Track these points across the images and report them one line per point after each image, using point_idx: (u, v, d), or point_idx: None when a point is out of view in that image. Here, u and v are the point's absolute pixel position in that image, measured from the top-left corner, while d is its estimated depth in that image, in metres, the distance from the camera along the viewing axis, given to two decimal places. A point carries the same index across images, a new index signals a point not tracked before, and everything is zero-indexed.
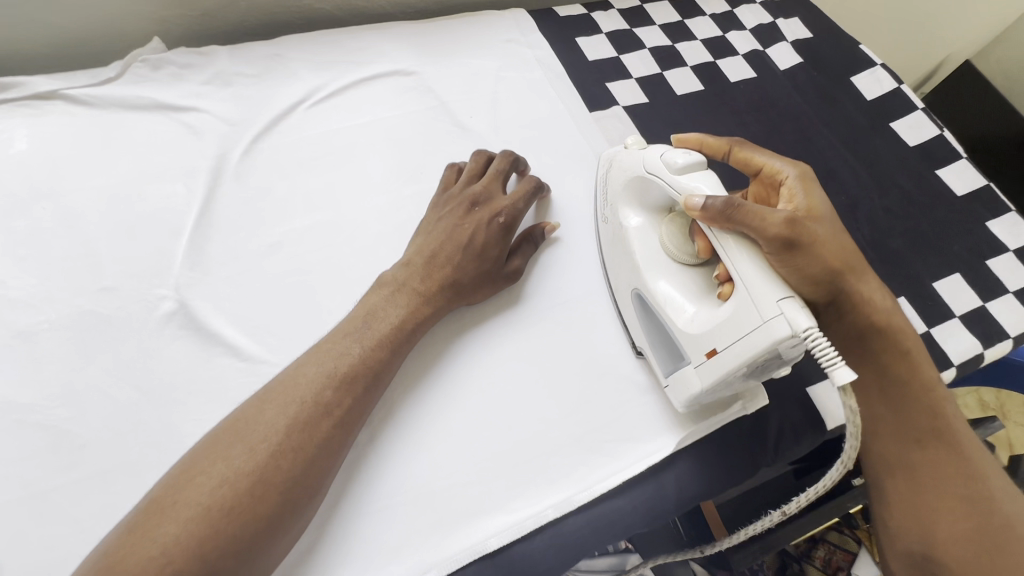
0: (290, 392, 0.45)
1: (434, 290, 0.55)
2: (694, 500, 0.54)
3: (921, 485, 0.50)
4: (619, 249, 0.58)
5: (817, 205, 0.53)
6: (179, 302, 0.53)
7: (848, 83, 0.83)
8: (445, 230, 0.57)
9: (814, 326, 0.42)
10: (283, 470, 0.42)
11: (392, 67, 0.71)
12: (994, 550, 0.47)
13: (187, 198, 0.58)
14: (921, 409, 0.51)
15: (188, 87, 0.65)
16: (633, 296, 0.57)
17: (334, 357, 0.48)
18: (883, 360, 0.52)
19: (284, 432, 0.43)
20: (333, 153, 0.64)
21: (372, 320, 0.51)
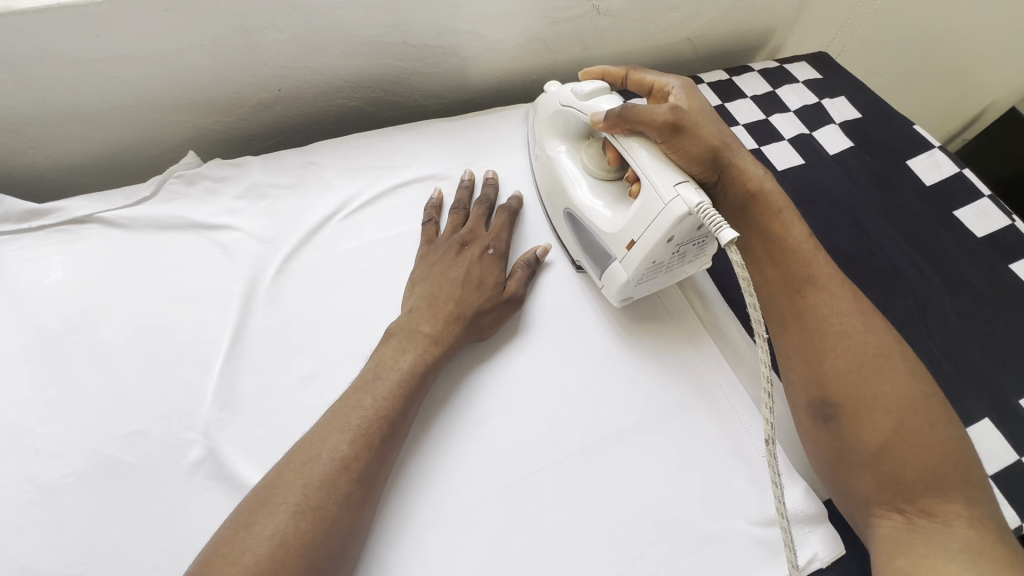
0: (310, 451, 0.45)
1: (438, 315, 0.56)
2: None
3: (809, 330, 0.54)
4: (549, 175, 0.67)
5: (697, 103, 0.64)
6: (208, 449, 0.50)
7: (905, 168, 0.78)
8: (440, 276, 0.59)
9: (705, 201, 0.49)
10: (314, 539, 0.42)
11: (425, 171, 0.70)
12: (872, 383, 0.50)
13: (219, 326, 0.56)
14: (795, 258, 0.58)
15: (222, 202, 0.64)
16: (565, 215, 0.65)
17: (349, 410, 0.49)
18: (765, 222, 0.60)
19: (311, 491, 0.43)
20: (366, 268, 0.62)
21: (383, 368, 0.52)
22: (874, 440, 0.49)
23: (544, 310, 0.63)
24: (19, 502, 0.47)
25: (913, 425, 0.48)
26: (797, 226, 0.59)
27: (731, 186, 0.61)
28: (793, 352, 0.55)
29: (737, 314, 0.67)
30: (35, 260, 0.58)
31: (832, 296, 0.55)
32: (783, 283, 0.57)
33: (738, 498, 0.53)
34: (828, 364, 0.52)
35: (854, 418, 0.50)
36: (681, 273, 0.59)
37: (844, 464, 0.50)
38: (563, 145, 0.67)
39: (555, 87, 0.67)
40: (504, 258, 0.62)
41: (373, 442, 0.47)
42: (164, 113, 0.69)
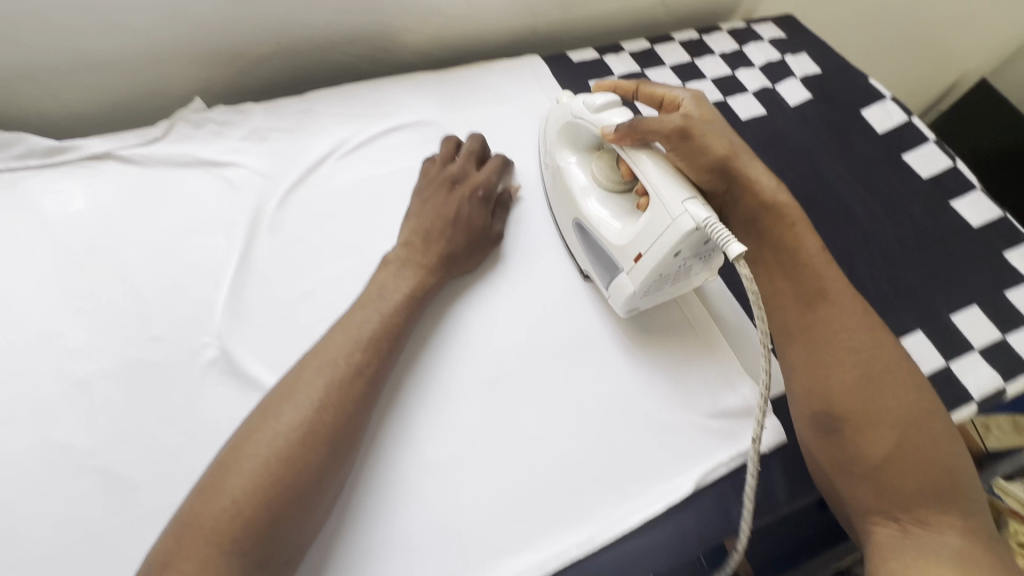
0: (325, 356, 0.51)
1: (431, 248, 0.62)
2: (716, 540, 0.54)
3: (818, 344, 0.55)
4: (560, 188, 0.68)
5: (709, 115, 0.62)
6: (221, 350, 0.57)
7: (859, 117, 0.84)
8: (432, 213, 0.64)
9: (713, 217, 0.50)
10: (338, 425, 0.48)
11: (413, 118, 0.75)
12: (877, 399, 0.52)
13: (227, 249, 0.62)
14: (805, 271, 0.58)
15: (227, 143, 0.70)
16: (574, 225, 0.66)
17: (357, 326, 0.54)
18: (778, 235, 0.60)
19: (330, 383, 0.49)
20: (360, 200, 0.68)
21: (386, 291, 0.58)
22: (878, 452, 0.50)
23: (521, 237, 0.69)
24: (54, 393, 0.53)
25: (913, 438, 0.50)
26: (811, 240, 0.59)
27: (744, 197, 0.60)
28: (799, 364, 0.56)
29: None
30: (58, 191, 0.63)
31: (840, 310, 0.56)
32: (792, 296, 0.58)
33: (693, 395, 0.60)
34: (836, 377, 0.53)
35: (857, 430, 0.51)
36: (686, 283, 0.61)
37: (843, 472, 0.52)
38: (575, 157, 0.67)
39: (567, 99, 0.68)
40: (490, 200, 0.68)
41: (381, 353, 0.53)
42: (170, 63, 0.74)
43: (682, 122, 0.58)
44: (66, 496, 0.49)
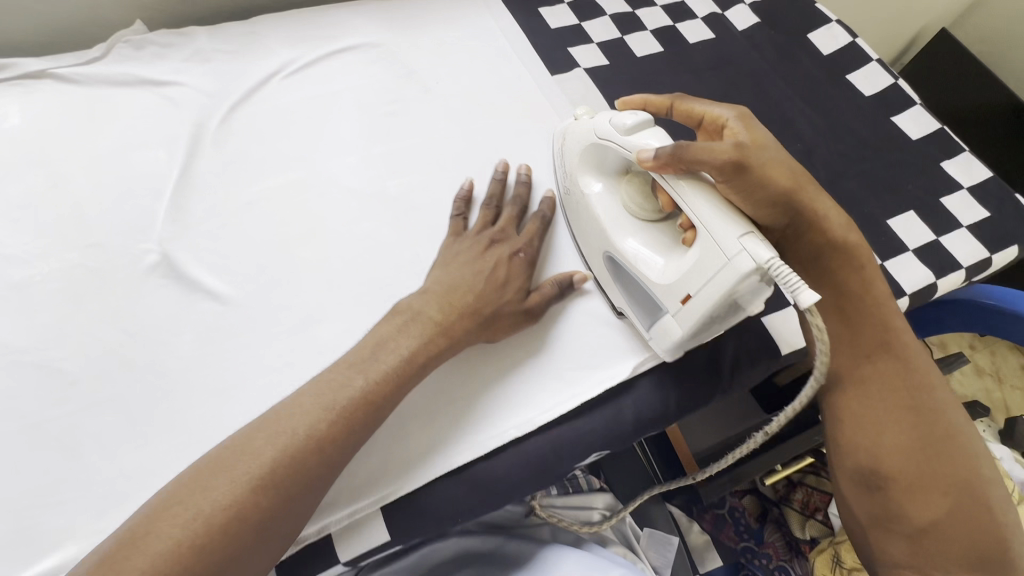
0: (285, 422, 0.44)
1: (448, 308, 0.53)
2: (653, 423, 0.57)
3: (872, 399, 0.54)
4: (584, 220, 0.60)
5: (760, 138, 0.54)
6: (162, 255, 0.57)
7: (805, 40, 0.86)
8: (465, 266, 0.56)
9: (775, 257, 0.44)
10: (260, 499, 0.41)
11: (359, 41, 0.75)
12: (933, 463, 0.51)
13: (168, 163, 0.62)
14: (870, 323, 0.56)
15: (169, 64, 0.69)
16: (605, 259, 0.58)
17: (334, 389, 0.47)
18: (840, 276, 0.57)
19: (278, 457, 0.43)
20: (305, 119, 0.68)
21: (381, 350, 0.50)
22: (923, 515, 0.51)
23: (470, 155, 0.69)
24: None
25: (965, 503, 0.51)
26: (881, 284, 0.57)
27: (810, 231, 0.57)
28: (848, 417, 0.55)
29: None
30: None
31: (901, 363, 0.55)
32: (849, 345, 0.56)
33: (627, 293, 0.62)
34: (889, 436, 0.52)
35: (901, 491, 0.51)
36: (732, 322, 0.55)
37: (881, 526, 0.53)
38: (603, 185, 0.59)
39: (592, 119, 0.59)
40: (532, 264, 0.59)
41: (348, 428, 0.46)
42: None
43: (733, 151, 0.50)
44: (4, 389, 0.49)
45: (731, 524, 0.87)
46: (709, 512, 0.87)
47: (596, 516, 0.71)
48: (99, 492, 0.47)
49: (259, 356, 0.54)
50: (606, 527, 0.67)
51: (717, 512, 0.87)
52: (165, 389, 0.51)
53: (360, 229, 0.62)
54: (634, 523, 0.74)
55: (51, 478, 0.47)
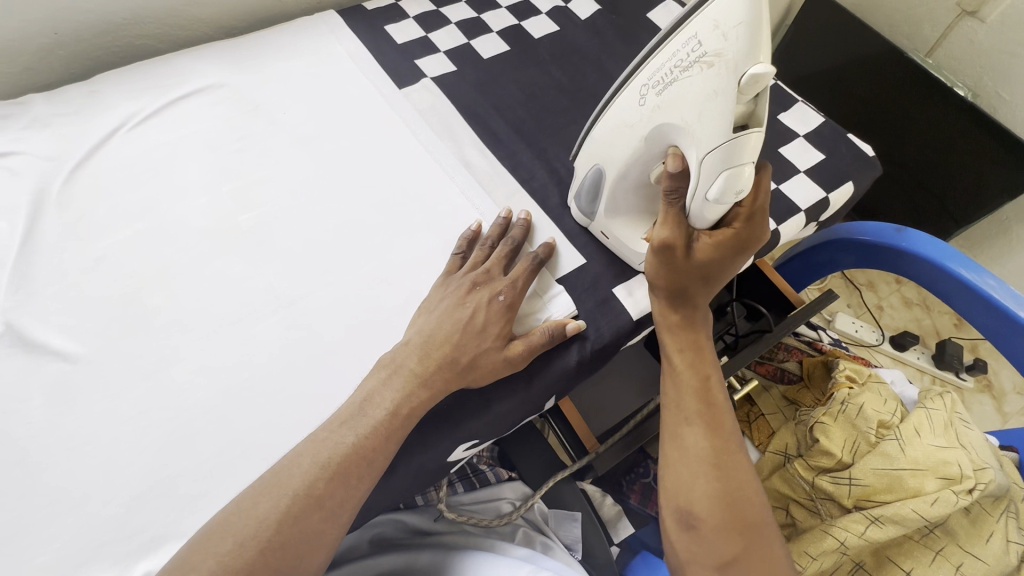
0: (284, 483, 0.48)
1: (433, 359, 0.55)
2: (513, 405, 0.59)
3: (687, 453, 0.53)
4: (619, 134, 0.52)
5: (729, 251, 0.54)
6: (6, 325, 0.57)
7: (645, 19, 0.89)
8: (443, 314, 0.57)
9: None
10: (256, 570, 0.46)
11: (205, 83, 0.76)
12: (734, 504, 0.51)
13: (9, 233, 0.62)
14: (695, 388, 0.55)
15: (7, 134, 0.69)
16: (596, 163, 0.56)
17: (328, 447, 0.50)
18: (676, 343, 0.57)
19: (262, 534, 0.46)
20: (152, 167, 0.69)
21: (367, 407, 0.52)
22: (725, 554, 0.50)
23: (320, 177, 0.70)
24: None
25: (758, 545, 0.51)
26: (707, 353, 0.57)
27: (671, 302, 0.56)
28: (670, 466, 0.54)
29: (494, 147, 0.75)
30: None
31: (714, 425, 0.54)
32: (677, 404, 0.55)
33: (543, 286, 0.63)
34: (700, 485, 0.51)
35: (710, 529, 0.51)
36: None
37: (696, 560, 0.51)
38: (659, 146, 0.49)
39: (740, 134, 0.43)
40: (516, 306, 0.59)
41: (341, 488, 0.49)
42: None
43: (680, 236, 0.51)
44: None
45: None
46: (636, 482, 0.86)
47: (505, 506, 0.73)
48: None
49: (111, 406, 0.54)
50: (515, 518, 0.70)
51: None
52: (14, 456, 0.51)
53: (214, 267, 0.62)
54: (542, 505, 0.77)
55: None
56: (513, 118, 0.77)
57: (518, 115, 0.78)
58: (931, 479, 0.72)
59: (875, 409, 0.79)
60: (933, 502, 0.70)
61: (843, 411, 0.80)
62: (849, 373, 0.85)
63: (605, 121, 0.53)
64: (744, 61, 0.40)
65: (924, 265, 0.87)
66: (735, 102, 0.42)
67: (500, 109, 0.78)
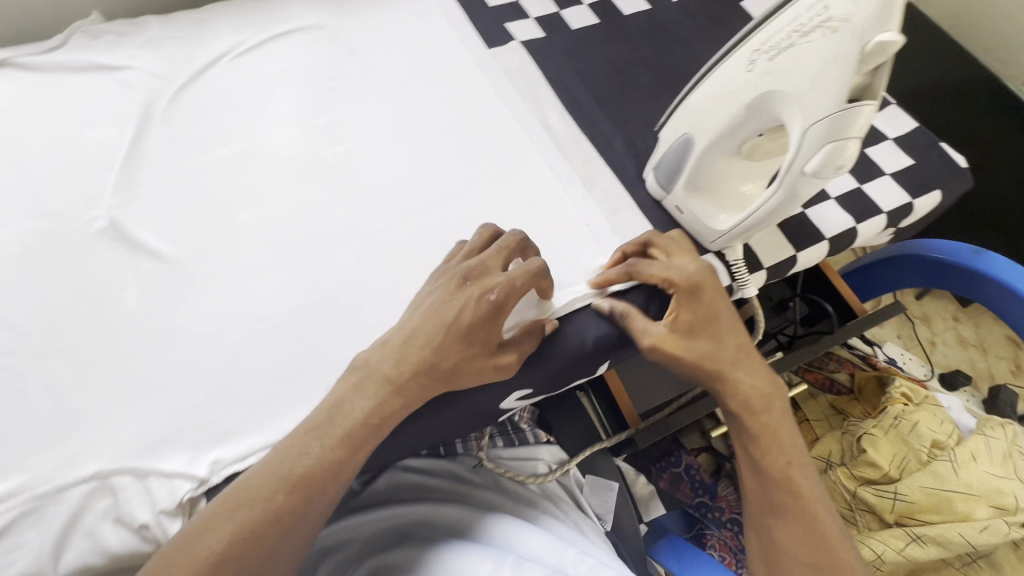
0: (333, 415, 0.50)
1: (410, 360, 0.51)
2: (567, 362, 0.59)
3: (775, 547, 0.53)
4: (718, 100, 0.51)
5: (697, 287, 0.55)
6: (110, 220, 0.61)
7: (738, 7, 0.88)
8: (430, 309, 0.53)
9: (738, 272, 0.62)
10: (306, 490, 0.47)
11: (305, 24, 0.79)
12: None
13: (118, 139, 0.66)
14: (774, 478, 0.54)
15: (123, 50, 0.73)
16: (686, 132, 0.56)
17: (373, 382, 0.51)
18: (751, 435, 0.55)
19: (318, 459, 0.48)
20: (250, 95, 0.72)
21: (338, 413, 0.50)
22: None
23: (405, 123, 0.72)
24: None
25: None
26: (784, 434, 0.55)
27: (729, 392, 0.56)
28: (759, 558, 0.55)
29: (576, 115, 0.75)
30: None
31: (801, 513, 0.53)
32: (756, 500, 0.55)
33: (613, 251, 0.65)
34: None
35: None
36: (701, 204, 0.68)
37: None
38: (759, 114, 0.49)
39: (854, 105, 0.43)
40: (507, 309, 0.53)
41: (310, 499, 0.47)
42: None
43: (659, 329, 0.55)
44: None
45: (687, 482, 0.88)
46: (666, 471, 0.89)
47: (541, 467, 0.72)
48: (45, 431, 0.50)
49: (195, 307, 0.57)
50: (552, 478, 0.70)
51: (673, 471, 0.88)
52: (105, 338, 0.55)
53: (298, 194, 0.65)
54: (577, 473, 0.76)
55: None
56: (596, 88, 0.78)
57: (601, 87, 0.78)
58: (984, 506, 0.71)
59: (930, 428, 0.77)
60: (983, 530, 0.69)
61: (895, 425, 0.78)
62: (905, 391, 0.81)
63: (704, 88, 0.53)
64: (871, 28, 0.40)
65: (1000, 292, 0.83)
66: (856, 70, 0.42)
67: (584, 79, 0.79)
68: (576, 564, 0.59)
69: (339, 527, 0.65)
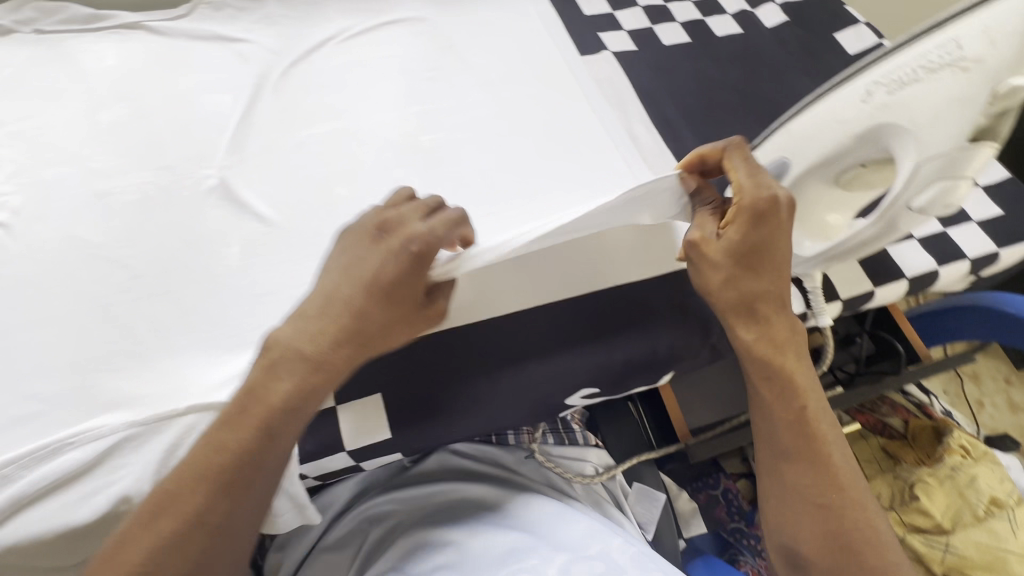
0: (249, 409, 0.45)
1: (322, 332, 0.46)
2: (637, 365, 0.60)
3: (786, 491, 0.52)
4: (824, 128, 0.50)
5: (755, 210, 0.49)
6: (220, 180, 0.65)
7: (832, 39, 0.88)
8: (343, 270, 0.47)
9: (814, 301, 0.62)
10: (231, 493, 0.44)
11: (408, 15, 0.83)
12: (852, 538, 0.50)
13: (232, 106, 0.71)
14: (789, 421, 0.52)
15: (242, 24, 0.78)
16: (780, 155, 0.54)
17: (292, 365, 0.46)
18: (771, 380, 0.53)
19: (234, 459, 0.44)
20: (354, 77, 0.76)
21: (253, 400, 0.45)
22: None
23: (496, 118, 0.74)
24: (82, 199, 0.62)
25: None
26: (804, 379, 0.53)
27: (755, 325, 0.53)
28: (768, 503, 0.54)
29: (662, 129, 0.77)
30: (95, 50, 0.73)
31: (816, 459, 0.51)
32: (767, 443, 0.54)
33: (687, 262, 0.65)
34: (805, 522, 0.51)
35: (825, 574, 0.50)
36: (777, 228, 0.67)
37: None
38: (868, 147, 0.50)
39: (972, 146, 0.46)
40: (429, 266, 0.47)
41: (234, 495, 0.45)
42: None
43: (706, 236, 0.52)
44: (82, 276, 0.58)
45: (723, 505, 0.87)
46: (702, 490, 0.88)
47: (589, 468, 0.73)
48: (148, 366, 0.54)
49: (290, 269, 0.60)
50: (599, 480, 0.71)
51: (710, 492, 0.88)
52: (207, 288, 0.58)
53: (393, 175, 0.68)
54: (623, 480, 0.75)
55: (109, 349, 0.54)
56: (683, 105, 0.79)
57: (688, 104, 0.79)
58: None
59: (989, 484, 0.75)
60: None
61: (952, 476, 0.77)
62: (964, 443, 0.79)
63: (807, 113, 0.52)
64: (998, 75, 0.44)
65: None
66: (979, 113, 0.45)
67: (672, 94, 0.80)
68: (620, 550, 0.62)
69: (387, 501, 0.67)
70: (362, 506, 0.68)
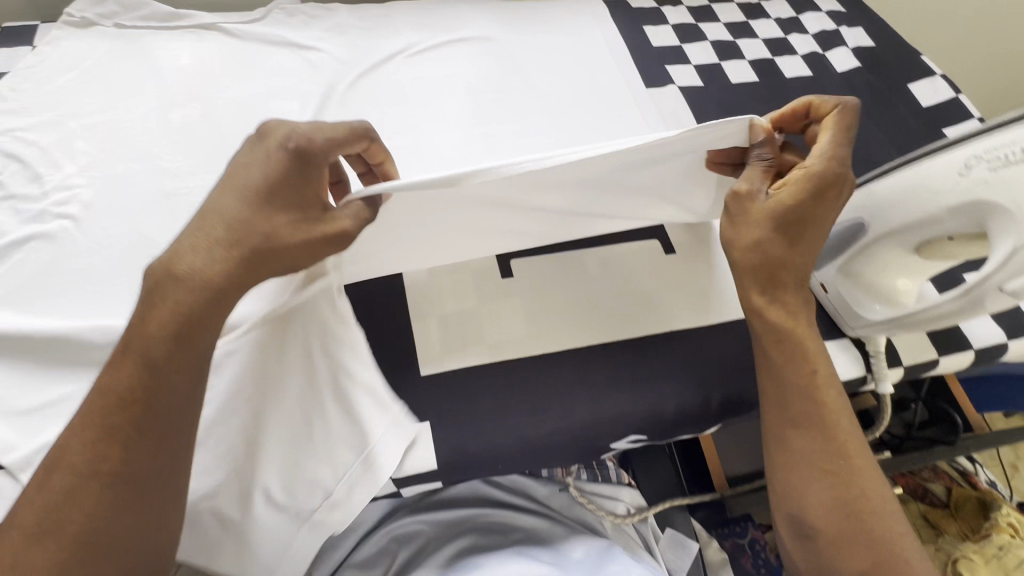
0: (132, 340, 0.42)
1: (205, 248, 0.43)
2: (688, 417, 0.58)
3: (794, 458, 0.49)
4: (914, 195, 0.49)
5: (822, 183, 0.48)
6: None
7: (905, 89, 0.85)
8: (230, 180, 0.45)
9: (877, 367, 0.60)
10: (124, 444, 0.40)
11: (476, 34, 0.83)
12: (859, 506, 0.48)
13: (299, 113, 0.71)
14: (798, 388, 0.50)
15: (314, 32, 0.79)
16: (863, 215, 0.54)
17: (178, 287, 0.42)
18: (782, 348, 0.50)
19: (119, 402, 0.41)
20: (418, 93, 0.76)
21: (132, 337, 0.42)
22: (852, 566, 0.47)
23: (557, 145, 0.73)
24: (149, 196, 0.63)
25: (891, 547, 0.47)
26: (812, 347, 0.50)
27: (773, 286, 0.50)
28: (773, 473, 0.51)
29: None
30: (171, 49, 0.75)
31: (824, 425, 0.49)
32: (773, 412, 0.51)
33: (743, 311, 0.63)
34: (815, 490, 0.48)
35: (832, 545, 0.48)
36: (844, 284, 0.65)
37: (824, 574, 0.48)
38: (960, 221, 0.48)
39: None
40: (313, 163, 0.46)
41: (133, 438, 0.40)
42: None
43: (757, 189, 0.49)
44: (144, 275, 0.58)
45: (749, 555, 0.83)
46: (727, 538, 0.84)
47: (620, 508, 0.71)
48: None
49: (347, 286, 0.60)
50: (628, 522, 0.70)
51: (737, 541, 0.84)
52: None
53: None
54: (656, 524, 0.74)
55: None
56: None
57: None
58: None
59: None
60: None
61: (998, 556, 0.75)
62: (1012, 521, 0.77)
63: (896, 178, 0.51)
64: None
65: None
66: None
67: None
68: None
69: (416, 521, 0.68)
70: (389, 525, 0.67)
